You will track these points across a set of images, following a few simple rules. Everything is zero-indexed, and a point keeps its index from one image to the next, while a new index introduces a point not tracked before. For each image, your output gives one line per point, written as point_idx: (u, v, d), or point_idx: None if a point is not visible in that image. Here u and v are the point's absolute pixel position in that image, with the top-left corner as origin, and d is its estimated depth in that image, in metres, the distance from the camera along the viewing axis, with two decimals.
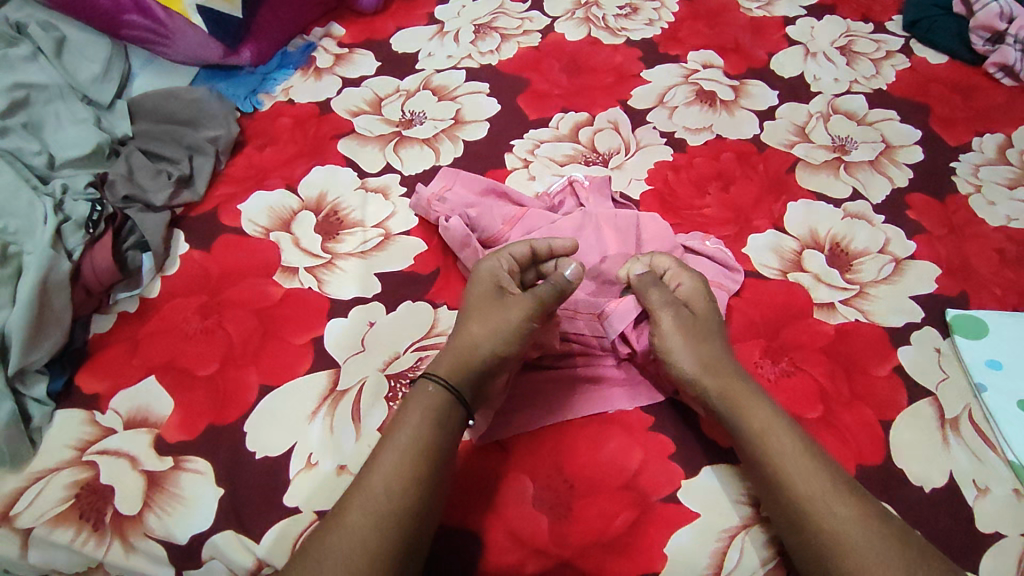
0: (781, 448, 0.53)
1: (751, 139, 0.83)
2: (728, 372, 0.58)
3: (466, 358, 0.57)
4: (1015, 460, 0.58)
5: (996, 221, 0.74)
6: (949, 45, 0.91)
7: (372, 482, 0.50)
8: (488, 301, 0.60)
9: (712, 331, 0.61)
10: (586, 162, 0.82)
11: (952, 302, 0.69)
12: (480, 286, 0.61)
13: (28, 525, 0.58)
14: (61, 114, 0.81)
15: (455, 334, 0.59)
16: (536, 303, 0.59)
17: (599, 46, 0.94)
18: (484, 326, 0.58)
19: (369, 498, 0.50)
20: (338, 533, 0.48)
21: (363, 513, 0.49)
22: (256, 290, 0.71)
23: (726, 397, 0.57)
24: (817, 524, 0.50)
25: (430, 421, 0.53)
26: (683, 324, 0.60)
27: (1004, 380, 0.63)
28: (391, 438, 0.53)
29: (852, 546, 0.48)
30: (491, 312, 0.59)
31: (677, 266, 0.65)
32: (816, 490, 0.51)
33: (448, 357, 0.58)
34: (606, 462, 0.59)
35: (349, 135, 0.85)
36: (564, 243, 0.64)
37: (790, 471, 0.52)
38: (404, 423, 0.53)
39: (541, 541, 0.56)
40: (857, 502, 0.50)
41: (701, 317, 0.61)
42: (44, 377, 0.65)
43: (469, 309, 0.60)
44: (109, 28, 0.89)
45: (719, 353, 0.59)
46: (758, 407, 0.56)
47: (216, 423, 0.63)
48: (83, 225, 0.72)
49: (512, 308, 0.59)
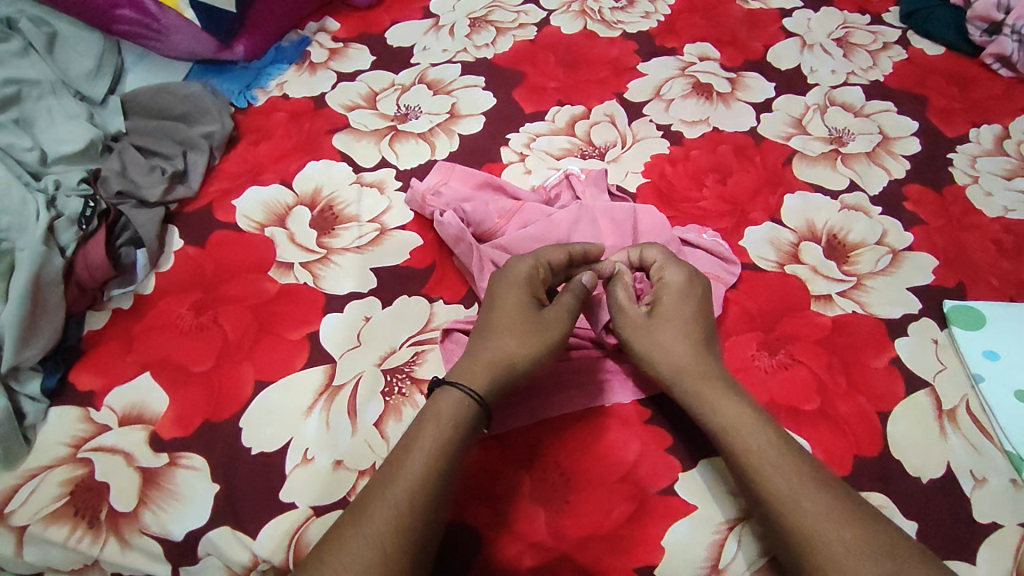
0: (750, 445, 0.53)
1: (747, 131, 0.83)
2: (687, 375, 0.57)
3: (502, 368, 0.56)
4: (1013, 450, 0.58)
5: (993, 212, 0.74)
6: (947, 36, 0.90)
7: (392, 487, 0.49)
8: (525, 312, 0.58)
9: (678, 333, 0.59)
10: (582, 155, 0.81)
11: (949, 293, 0.69)
12: (516, 291, 0.59)
13: (23, 523, 0.58)
14: (54, 110, 0.81)
15: (487, 340, 0.58)
16: (569, 317, 0.60)
17: (595, 39, 0.93)
18: (524, 341, 0.57)
19: (384, 504, 0.48)
20: (351, 538, 0.47)
21: (376, 518, 0.48)
22: (251, 286, 0.71)
23: (692, 393, 0.57)
24: (790, 518, 0.49)
25: (455, 430, 0.52)
26: (640, 328, 0.60)
27: (1001, 370, 0.63)
28: (411, 447, 0.51)
29: (828, 542, 0.47)
30: (529, 325, 0.58)
31: (666, 258, 0.63)
32: (790, 485, 0.50)
33: (481, 366, 0.56)
34: (602, 455, 0.59)
35: (344, 129, 0.84)
36: (597, 251, 0.65)
37: (764, 466, 0.52)
38: (424, 432, 0.52)
39: (539, 535, 0.56)
40: (831, 498, 0.49)
41: (668, 314, 0.60)
42: (38, 374, 0.65)
43: (499, 316, 0.59)
44: (100, 23, 0.88)
45: (683, 352, 0.58)
46: (728, 404, 0.55)
47: (211, 419, 0.63)
48: (76, 221, 0.72)
49: (550, 326, 0.59)
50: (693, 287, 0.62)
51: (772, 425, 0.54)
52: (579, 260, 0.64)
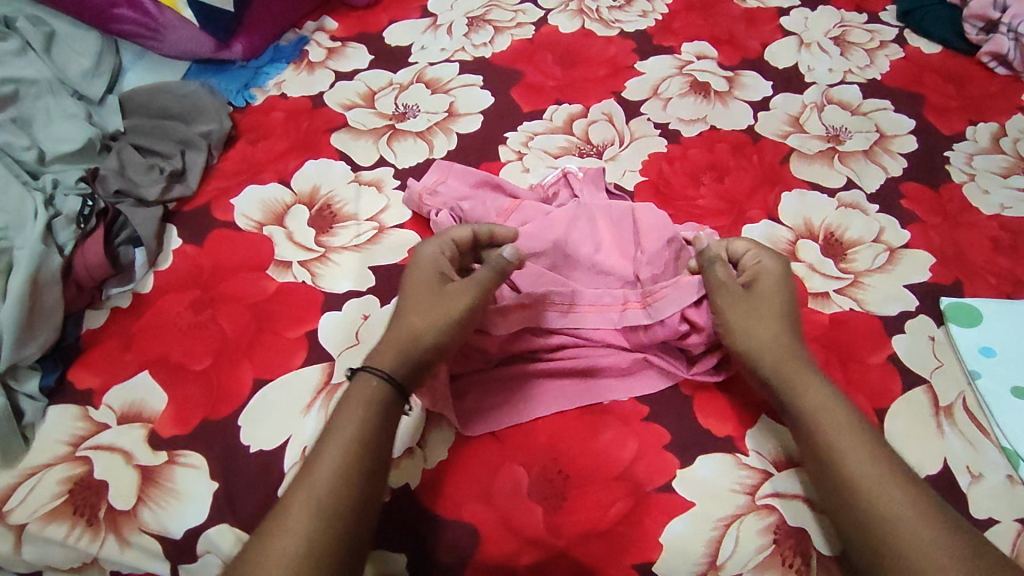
0: (838, 429, 0.53)
1: (745, 130, 0.83)
2: (779, 351, 0.57)
3: (407, 349, 0.55)
4: (1009, 447, 0.59)
5: (990, 209, 0.74)
6: (944, 34, 0.90)
7: (315, 476, 0.48)
8: (427, 290, 0.59)
9: (773, 311, 0.59)
10: (580, 153, 0.81)
11: (946, 290, 0.69)
12: (422, 271, 0.60)
13: (22, 521, 0.58)
14: (51, 109, 0.81)
15: (397, 321, 0.58)
16: (480, 289, 0.58)
17: (592, 38, 0.93)
18: (425, 315, 0.57)
19: (310, 495, 0.47)
20: (279, 533, 0.46)
21: (302, 510, 0.46)
22: (249, 285, 0.71)
23: (781, 371, 0.56)
24: (874, 504, 0.49)
25: (372, 414, 0.52)
26: (739, 302, 0.60)
27: (997, 367, 0.63)
28: (330, 440, 0.50)
29: (912, 531, 0.47)
30: (432, 300, 0.58)
31: (758, 248, 0.64)
32: (869, 472, 0.50)
33: (387, 347, 0.56)
34: (600, 452, 0.59)
35: (342, 128, 0.84)
36: (504, 231, 0.65)
37: (850, 449, 0.51)
38: (345, 425, 0.51)
39: (537, 532, 0.56)
40: (905, 488, 0.49)
41: (763, 294, 0.60)
42: (37, 372, 0.65)
43: (408, 294, 0.59)
44: (99, 23, 0.88)
45: (775, 331, 0.58)
46: (812, 387, 0.55)
47: (209, 418, 0.63)
48: (74, 220, 0.72)
49: (452, 297, 0.58)
50: (788, 280, 0.62)
51: (857, 413, 0.54)
52: (487, 240, 0.65)
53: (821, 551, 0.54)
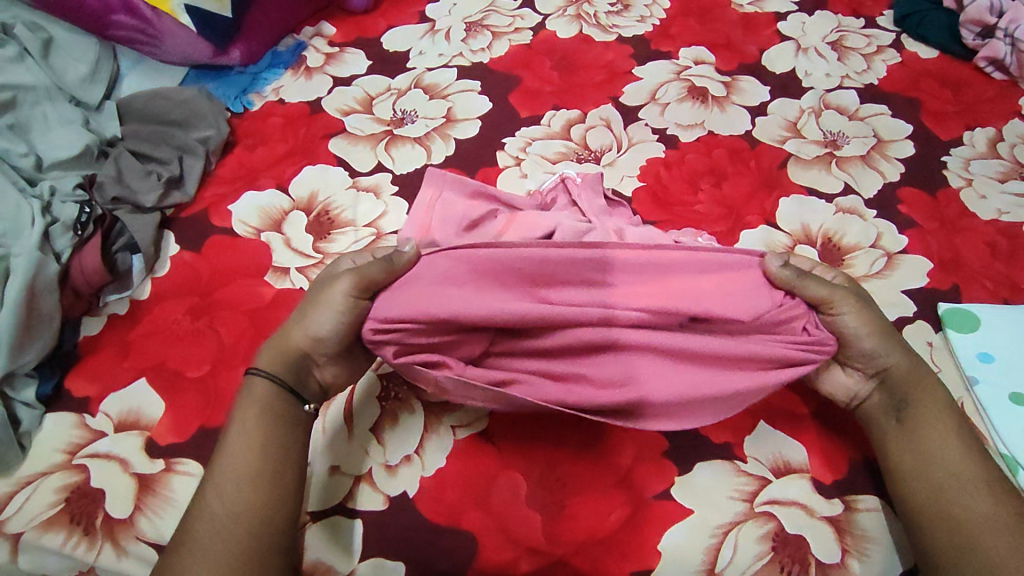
0: (945, 434, 0.55)
1: (743, 135, 0.83)
2: (909, 354, 0.58)
3: (288, 349, 0.58)
4: (1007, 453, 0.59)
5: (987, 215, 0.74)
6: (941, 39, 0.90)
7: (223, 473, 0.53)
8: (318, 288, 0.60)
9: (884, 319, 0.60)
10: (578, 159, 0.81)
11: (945, 295, 0.69)
12: (320, 280, 0.62)
13: (18, 530, 0.58)
14: (49, 116, 0.81)
15: (292, 319, 0.60)
16: (357, 280, 0.56)
17: (590, 43, 0.94)
18: (310, 310, 0.58)
19: (223, 491, 0.52)
20: (198, 532, 0.51)
21: (216, 505, 0.52)
22: (247, 291, 0.71)
23: (906, 374, 0.57)
24: (964, 508, 0.51)
25: (266, 412, 0.55)
26: (862, 306, 0.58)
27: (996, 373, 0.63)
28: (227, 459, 0.53)
29: (992, 539, 0.50)
30: (316, 296, 0.59)
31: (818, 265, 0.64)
32: (971, 482, 0.52)
33: (274, 347, 0.58)
34: (599, 459, 0.59)
35: (341, 134, 0.84)
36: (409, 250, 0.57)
37: (952, 457, 0.54)
38: (242, 423, 0.55)
39: (535, 540, 0.56)
40: (1005, 501, 0.52)
41: (871, 303, 0.60)
42: (34, 380, 0.65)
43: (310, 295, 0.61)
44: (97, 29, 0.88)
45: (896, 338, 0.58)
46: (933, 393, 0.57)
47: (207, 425, 0.63)
48: (72, 226, 0.72)
49: (334, 287, 0.57)
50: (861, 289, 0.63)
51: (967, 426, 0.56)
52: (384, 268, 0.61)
53: (820, 558, 0.55)
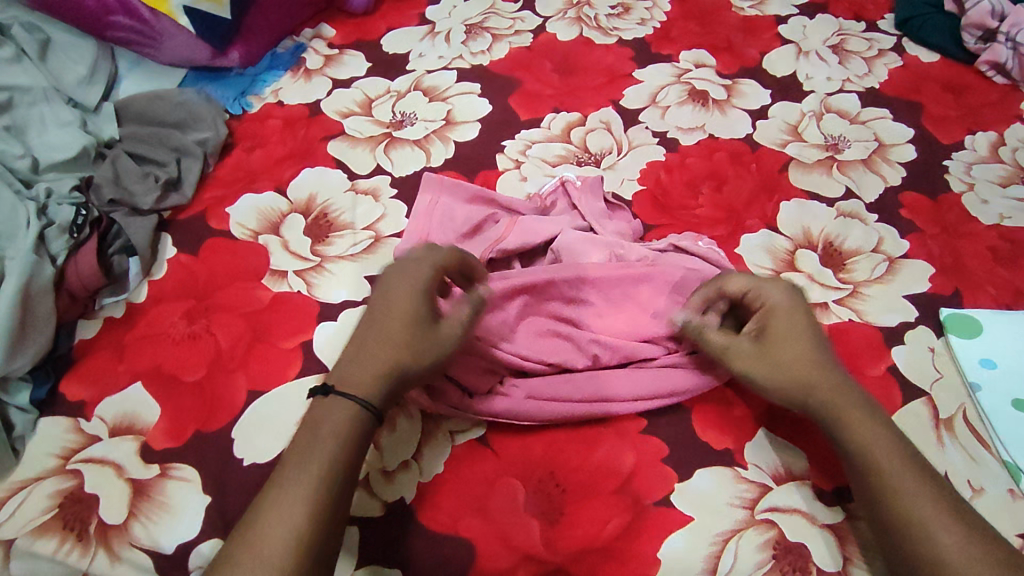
0: (885, 464, 0.50)
1: (744, 138, 0.82)
2: (818, 386, 0.55)
3: (393, 379, 0.53)
4: (1010, 460, 0.58)
5: (989, 219, 0.74)
6: (942, 43, 0.90)
7: (294, 490, 0.46)
8: (417, 319, 0.55)
9: (795, 351, 0.56)
10: (578, 162, 0.81)
11: (946, 300, 0.68)
12: (410, 299, 0.55)
13: (10, 536, 0.57)
14: (46, 117, 0.80)
15: (378, 339, 0.54)
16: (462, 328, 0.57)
17: (590, 46, 0.93)
18: (414, 351, 0.54)
19: (289, 509, 0.46)
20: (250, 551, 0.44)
21: (278, 524, 0.45)
22: (245, 294, 0.71)
23: (829, 406, 0.54)
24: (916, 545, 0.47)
25: (351, 436, 0.50)
26: (756, 359, 0.57)
27: (999, 379, 0.62)
28: (296, 479, 0.47)
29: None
30: (421, 337, 0.54)
31: (755, 282, 0.60)
32: (922, 512, 0.48)
33: (365, 371, 0.52)
34: (599, 465, 0.59)
35: (340, 136, 0.84)
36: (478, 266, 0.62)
37: (896, 486, 0.49)
38: (322, 444, 0.49)
39: (533, 547, 0.55)
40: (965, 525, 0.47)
41: (777, 340, 0.57)
42: (28, 384, 0.64)
43: (392, 311, 0.55)
44: (95, 30, 0.88)
45: (801, 376, 0.55)
46: (862, 422, 0.52)
47: (202, 430, 0.62)
48: (67, 229, 0.71)
49: (443, 339, 0.55)
50: (796, 303, 0.59)
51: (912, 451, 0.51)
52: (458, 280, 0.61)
53: (821, 566, 0.54)
